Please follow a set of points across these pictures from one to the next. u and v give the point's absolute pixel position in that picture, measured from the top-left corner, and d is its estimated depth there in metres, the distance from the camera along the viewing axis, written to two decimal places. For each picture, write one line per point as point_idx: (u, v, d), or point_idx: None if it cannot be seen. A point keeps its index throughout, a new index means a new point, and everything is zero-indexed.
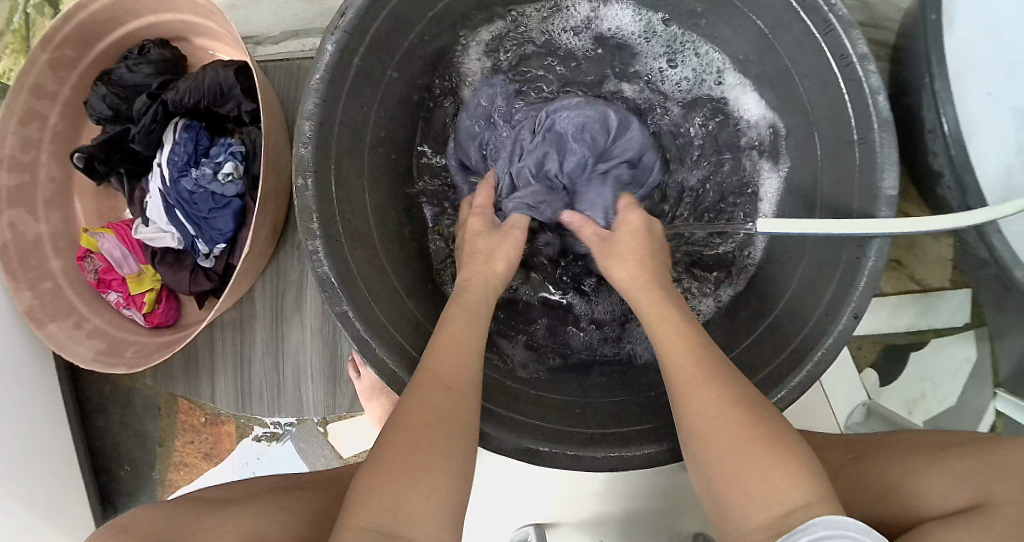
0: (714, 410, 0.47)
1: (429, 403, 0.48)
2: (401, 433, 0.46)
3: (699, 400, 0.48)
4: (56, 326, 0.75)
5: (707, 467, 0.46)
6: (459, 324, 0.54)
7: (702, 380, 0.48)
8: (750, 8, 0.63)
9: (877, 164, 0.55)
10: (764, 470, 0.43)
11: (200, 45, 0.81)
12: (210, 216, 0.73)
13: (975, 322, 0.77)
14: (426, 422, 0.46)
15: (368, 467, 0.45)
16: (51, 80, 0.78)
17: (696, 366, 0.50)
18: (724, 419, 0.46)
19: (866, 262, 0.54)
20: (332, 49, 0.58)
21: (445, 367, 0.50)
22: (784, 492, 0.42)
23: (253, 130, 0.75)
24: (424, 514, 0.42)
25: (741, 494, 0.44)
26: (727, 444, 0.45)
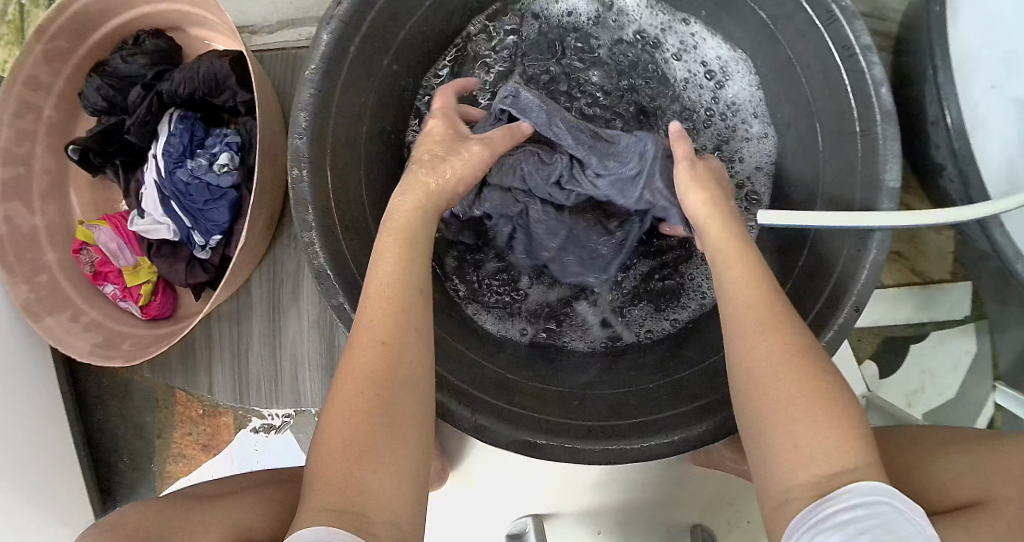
0: (782, 357, 0.44)
1: (372, 377, 0.45)
2: (340, 414, 0.44)
3: (760, 343, 0.45)
4: (53, 319, 0.75)
5: (758, 419, 0.44)
6: (388, 260, 0.49)
7: (771, 325, 0.45)
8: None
9: (879, 155, 0.55)
10: (817, 426, 0.41)
11: (196, 36, 0.81)
12: (205, 208, 0.73)
13: (975, 314, 0.76)
14: (366, 396, 0.44)
15: (320, 452, 0.43)
16: (46, 72, 0.77)
17: (766, 308, 0.46)
18: (783, 368, 0.43)
19: (867, 254, 0.54)
20: (328, 39, 0.57)
21: (386, 329, 0.46)
22: (825, 452, 0.41)
23: (248, 120, 0.74)
24: (378, 490, 0.42)
25: (789, 447, 0.42)
26: (783, 395, 0.43)
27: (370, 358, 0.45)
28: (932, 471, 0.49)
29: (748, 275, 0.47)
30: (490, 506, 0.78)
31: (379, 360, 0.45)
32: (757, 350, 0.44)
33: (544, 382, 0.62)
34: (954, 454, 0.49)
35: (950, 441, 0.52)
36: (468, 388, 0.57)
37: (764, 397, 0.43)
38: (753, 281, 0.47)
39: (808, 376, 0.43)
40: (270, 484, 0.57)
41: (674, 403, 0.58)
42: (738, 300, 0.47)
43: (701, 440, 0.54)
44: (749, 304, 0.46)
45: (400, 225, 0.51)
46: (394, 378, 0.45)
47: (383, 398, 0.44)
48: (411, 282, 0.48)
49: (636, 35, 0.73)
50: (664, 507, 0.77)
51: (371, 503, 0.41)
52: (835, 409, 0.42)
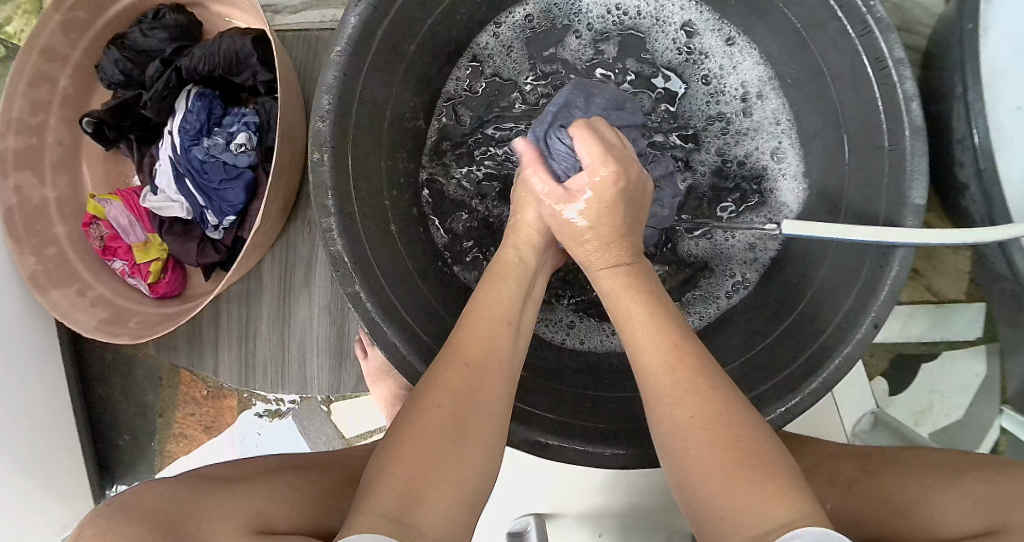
0: (689, 423, 0.45)
1: (457, 387, 0.46)
2: (419, 418, 0.45)
3: (673, 411, 0.46)
4: (59, 294, 0.74)
5: (690, 483, 0.44)
6: (494, 296, 0.54)
7: (689, 386, 0.46)
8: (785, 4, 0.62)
9: (906, 172, 0.54)
10: (743, 489, 0.41)
11: (217, 12, 0.79)
12: (220, 187, 0.72)
13: (988, 336, 0.76)
14: (445, 407, 0.45)
15: (388, 446, 0.44)
16: (63, 42, 0.76)
17: (688, 376, 0.47)
18: (697, 433, 0.45)
19: (889, 271, 0.53)
20: (355, 21, 0.56)
21: (472, 353, 0.49)
22: (748, 502, 0.41)
23: (267, 101, 0.73)
24: (437, 504, 0.41)
25: (716, 515, 0.42)
26: (705, 460, 0.43)
27: (459, 378, 0.47)
28: (945, 496, 0.49)
29: (643, 331, 0.51)
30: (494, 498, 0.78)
31: (466, 374, 0.47)
32: (669, 413, 0.46)
33: (556, 382, 0.62)
34: (972, 482, 0.49)
35: (967, 465, 0.52)
36: None
37: (684, 453, 0.45)
38: (666, 347, 0.49)
39: (729, 437, 0.44)
40: (279, 473, 0.56)
41: None
42: (642, 363, 0.50)
43: None
44: (651, 358, 0.49)
45: (506, 270, 0.56)
46: (478, 399, 0.47)
47: (461, 415, 0.45)
48: (506, 318, 0.52)
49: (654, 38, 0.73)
50: (670, 509, 0.77)
51: (425, 514, 0.40)
52: (756, 455, 0.43)
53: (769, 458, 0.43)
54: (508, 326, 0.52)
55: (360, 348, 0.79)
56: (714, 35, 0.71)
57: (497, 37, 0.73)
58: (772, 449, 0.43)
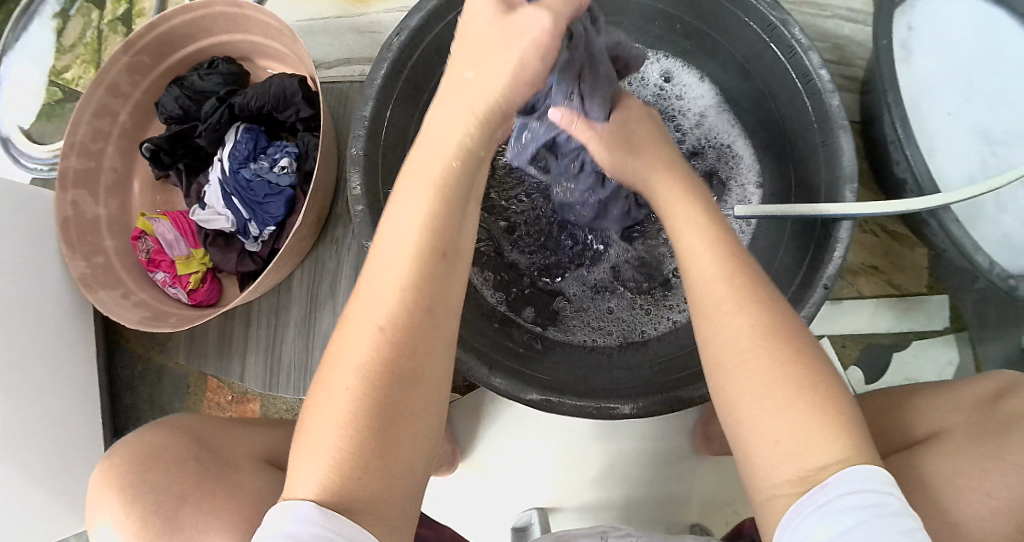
0: (746, 340, 0.48)
1: (359, 360, 0.44)
2: (334, 399, 0.44)
3: (733, 332, 0.48)
4: (105, 294, 0.82)
5: (730, 412, 0.48)
6: (408, 221, 0.45)
7: (734, 307, 0.49)
8: (723, 38, 0.76)
9: (836, 160, 0.65)
10: (801, 426, 0.45)
11: (262, 66, 0.93)
12: (263, 201, 0.82)
13: (955, 326, 0.86)
14: (352, 384, 0.44)
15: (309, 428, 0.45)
16: (127, 82, 0.89)
17: (737, 290, 0.49)
18: (756, 361, 0.47)
19: (835, 243, 0.63)
20: (388, 61, 0.70)
21: (382, 309, 0.45)
22: (764, 424, 0.46)
23: (304, 135, 0.85)
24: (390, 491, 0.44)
25: (769, 442, 0.45)
26: (778, 391, 0.46)
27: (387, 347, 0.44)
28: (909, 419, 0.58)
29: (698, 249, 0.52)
30: (495, 497, 0.83)
31: (375, 341, 0.44)
32: (727, 330, 0.49)
33: (552, 358, 0.70)
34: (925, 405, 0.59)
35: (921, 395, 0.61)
36: (493, 353, 0.66)
37: (738, 394, 0.47)
38: (724, 277, 0.50)
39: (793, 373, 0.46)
40: None
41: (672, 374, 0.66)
42: (697, 282, 0.51)
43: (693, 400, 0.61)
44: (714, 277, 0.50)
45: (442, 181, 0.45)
46: (393, 366, 0.44)
47: (378, 399, 0.44)
48: (425, 238, 0.45)
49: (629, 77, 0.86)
50: (664, 501, 0.82)
51: (380, 501, 0.44)
52: (820, 402, 0.45)
53: (817, 380, 0.46)
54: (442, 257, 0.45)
55: None
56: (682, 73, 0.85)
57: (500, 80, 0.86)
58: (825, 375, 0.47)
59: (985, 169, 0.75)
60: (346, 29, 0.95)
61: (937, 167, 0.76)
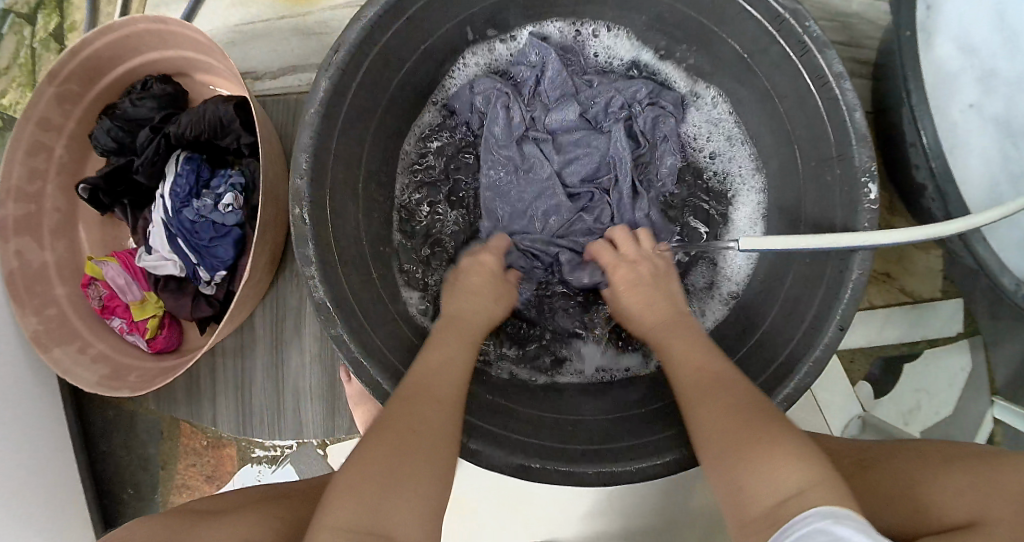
0: (718, 409, 0.52)
1: (408, 413, 0.51)
2: (370, 448, 0.49)
3: (706, 406, 0.52)
4: (62, 351, 0.78)
5: (716, 466, 0.49)
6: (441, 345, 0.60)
7: (707, 384, 0.54)
8: (723, 30, 0.68)
9: (857, 178, 0.59)
10: (768, 459, 0.46)
11: (201, 81, 0.85)
12: (210, 245, 0.75)
13: (968, 331, 0.80)
14: (394, 432, 0.50)
15: (347, 469, 0.48)
16: (58, 113, 0.81)
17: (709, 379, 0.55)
18: (725, 419, 0.51)
19: (849, 274, 0.57)
20: (327, 83, 0.61)
21: (432, 381, 0.55)
22: (770, 481, 0.45)
23: (251, 162, 0.77)
24: (401, 520, 0.46)
25: (740, 482, 0.47)
26: (737, 445, 0.49)
27: (430, 406, 0.52)
28: (936, 488, 0.53)
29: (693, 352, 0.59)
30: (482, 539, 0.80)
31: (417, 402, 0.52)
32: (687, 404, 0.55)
33: (539, 409, 0.66)
34: (955, 471, 0.53)
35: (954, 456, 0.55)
36: (470, 417, 0.61)
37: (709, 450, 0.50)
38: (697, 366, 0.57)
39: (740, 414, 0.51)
40: (261, 502, 0.61)
41: (665, 423, 0.62)
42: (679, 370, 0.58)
43: (685, 462, 0.58)
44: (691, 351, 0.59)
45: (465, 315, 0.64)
46: (429, 417, 0.52)
47: (409, 439, 0.50)
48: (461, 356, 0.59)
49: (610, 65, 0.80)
50: (660, 531, 0.79)
51: (396, 530, 0.45)
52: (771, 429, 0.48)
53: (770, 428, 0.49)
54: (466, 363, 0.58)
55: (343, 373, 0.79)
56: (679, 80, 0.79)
57: (455, 78, 0.78)
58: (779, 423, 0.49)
59: (1006, 162, 0.69)
60: (292, 33, 0.86)
61: (957, 167, 0.71)
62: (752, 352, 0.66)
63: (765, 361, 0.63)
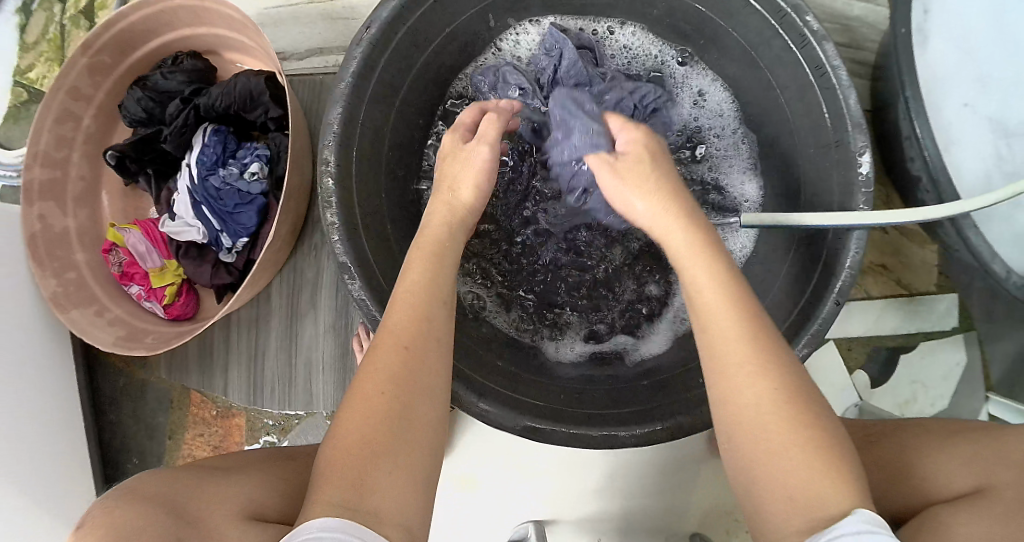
0: (767, 404, 0.45)
1: (379, 373, 0.50)
2: (351, 417, 0.49)
3: (744, 387, 0.45)
4: (78, 313, 0.79)
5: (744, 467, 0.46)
6: (412, 277, 0.55)
7: (758, 367, 0.45)
8: (728, 24, 0.71)
9: (852, 161, 0.62)
10: (812, 474, 0.43)
11: (230, 59, 0.87)
12: (234, 212, 0.77)
13: (963, 325, 0.82)
14: (373, 401, 0.49)
15: (330, 439, 0.49)
16: (88, 83, 0.83)
17: (753, 342, 0.46)
18: (775, 420, 0.44)
19: (847, 253, 0.59)
20: (357, 58, 0.64)
21: (403, 331, 0.52)
22: (811, 494, 0.42)
23: (277, 135, 0.79)
24: (389, 492, 0.47)
25: (784, 500, 0.43)
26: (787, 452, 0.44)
27: (396, 364, 0.50)
28: (939, 459, 0.55)
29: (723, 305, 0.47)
30: (488, 514, 0.81)
31: (400, 362, 0.51)
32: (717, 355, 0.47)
33: (544, 378, 0.68)
34: (961, 441, 0.55)
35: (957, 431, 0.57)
36: (480, 378, 0.63)
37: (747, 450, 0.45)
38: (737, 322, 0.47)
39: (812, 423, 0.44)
40: (271, 461, 0.62)
41: (668, 394, 0.64)
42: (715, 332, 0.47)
43: (693, 427, 0.59)
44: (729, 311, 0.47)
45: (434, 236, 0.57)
46: (414, 381, 0.50)
47: (394, 407, 0.49)
48: (433, 292, 0.54)
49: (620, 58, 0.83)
50: (663, 510, 0.81)
51: (379, 502, 0.46)
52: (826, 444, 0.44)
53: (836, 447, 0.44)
54: (438, 304, 0.54)
55: (357, 342, 0.80)
56: (693, 75, 0.81)
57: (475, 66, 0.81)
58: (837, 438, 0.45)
59: (999, 161, 0.73)
60: (317, 17, 0.88)
61: (953, 164, 0.74)
62: None
63: None
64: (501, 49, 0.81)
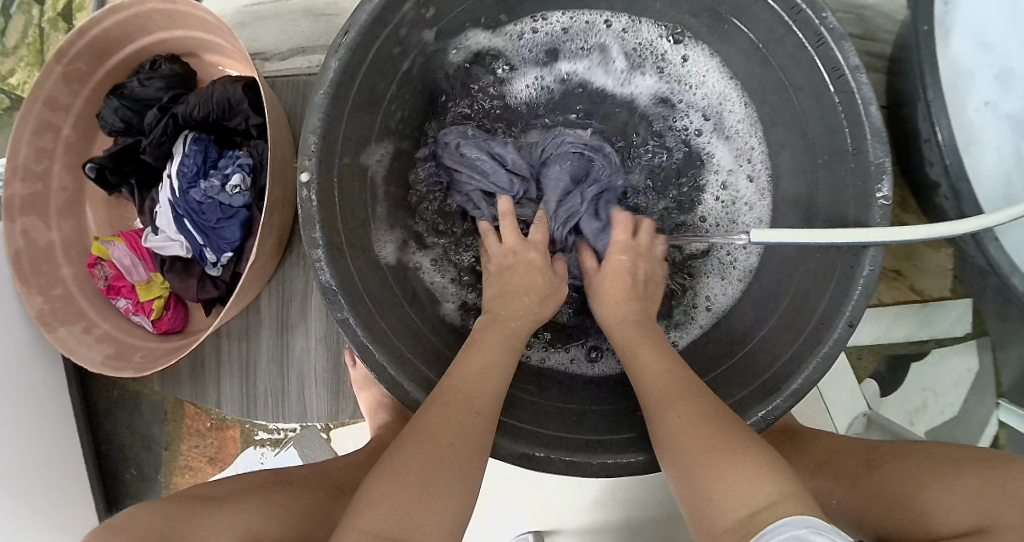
0: (686, 423, 0.51)
1: (446, 420, 0.51)
2: (397, 457, 0.49)
3: (673, 418, 0.52)
4: (66, 331, 0.78)
5: (677, 472, 0.50)
6: (484, 349, 0.58)
7: (677, 393, 0.54)
8: (740, 21, 0.67)
9: (871, 173, 0.59)
10: (725, 470, 0.47)
11: (210, 61, 0.84)
12: (217, 226, 0.75)
13: (976, 331, 0.79)
14: (436, 444, 0.50)
15: (376, 476, 0.49)
16: (66, 93, 0.81)
17: (676, 383, 0.55)
18: (686, 423, 0.51)
19: (861, 270, 0.57)
20: (336, 63, 0.60)
21: (470, 388, 0.54)
22: (751, 495, 0.46)
23: (259, 143, 0.76)
24: (429, 530, 0.46)
25: (707, 494, 0.48)
26: (700, 448, 0.49)
27: (457, 395, 0.53)
28: (941, 491, 0.52)
29: (650, 353, 0.59)
30: (489, 523, 0.80)
31: (452, 412, 0.52)
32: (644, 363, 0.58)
33: (539, 398, 0.66)
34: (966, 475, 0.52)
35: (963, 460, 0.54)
36: None
37: (677, 456, 0.50)
38: (663, 369, 0.57)
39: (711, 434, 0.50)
40: (263, 488, 0.64)
41: None
42: (640, 374, 0.58)
43: None
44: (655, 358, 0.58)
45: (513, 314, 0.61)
46: (475, 436, 0.51)
47: (452, 454, 0.50)
48: (505, 366, 0.57)
49: (622, 52, 0.77)
50: (663, 522, 0.80)
51: (425, 522, 0.46)
52: (747, 457, 0.48)
53: (760, 455, 0.48)
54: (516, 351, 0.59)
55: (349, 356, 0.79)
56: (694, 52, 0.75)
57: (470, 63, 0.76)
58: (755, 444, 0.49)
59: (1021, 160, 0.69)
60: (300, 16, 0.84)
61: (972, 165, 0.70)
62: (761, 346, 0.66)
63: (774, 355, 0.63)
64: (496, 43, 0.76)
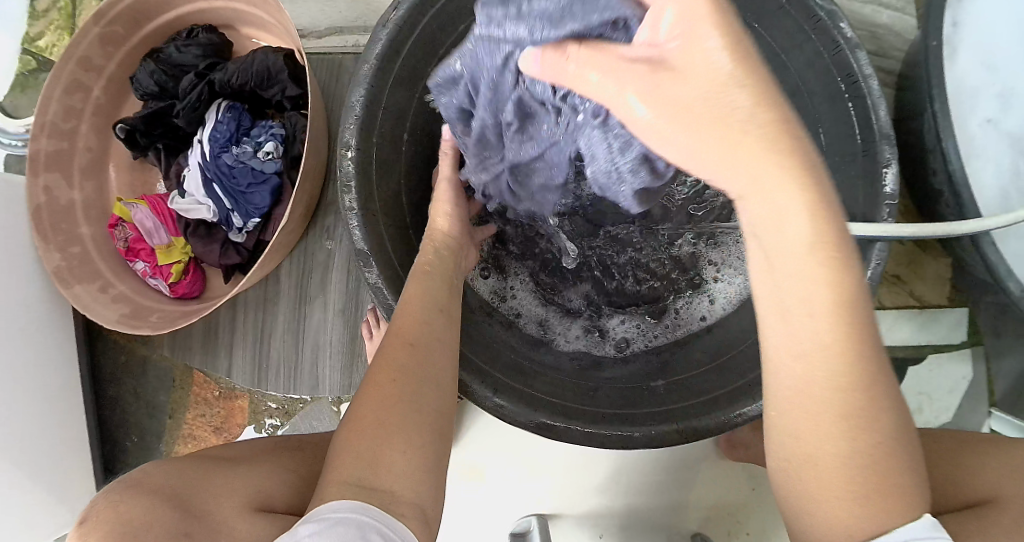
0: (845, 432, 0.39)
1: (390, 366, 0.51)
2: (358, 415, 0.49)
3: (820, 412, 0.40)
4: (82, 289, 0.78)
5: (793, 470, 0.42)
6: (418, 281, 0.57)
7: (847, 395, 0.39)
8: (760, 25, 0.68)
9: (877, 175, 0.63)
10: (859, 495, 0.39)
11: (246, 34, 0.86)
12: (248, 191, 0.76)
13: (973, 339, 0.82)
14: (389, 390, 0.50)
15: (340, 435, 0.49)
16: (99, 54, 0.81)
17: (853, 378, 0.39)
18: (834, 427, 0.40)
19: (868, 263, 0.60)
20: (383, 39, 0.63)
21: (403, 326, 0.53)
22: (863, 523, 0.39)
23: (293, 115, 0.78)
24: (398, 472, 0.47)
25: (832, 517, 0.40)
26: (845, 464, 0.40)
27: (404, 357, 0.51)
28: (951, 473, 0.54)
29: (819, 295, 0.39)
30: (495, 503, 0.81)
31: (407, 352, 0.51)
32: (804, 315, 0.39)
33: (558, 372, 0.68)
34: (970, 459, 0.54)
35: (966, 449, 0.56)
36: (495, 372, 0.63)
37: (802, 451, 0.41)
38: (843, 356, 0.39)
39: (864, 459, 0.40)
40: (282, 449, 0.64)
41: (682, 398, 0.63)
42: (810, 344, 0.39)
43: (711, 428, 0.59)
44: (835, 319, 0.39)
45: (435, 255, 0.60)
46: (421, 374, 0.51)
47: (403, 399, 0.49)
48: (440, 294, 0.56)
49: None
50: (666, 511, 0.81)
51: (393, 489, 0.46)
52: (885, 478, 0.39)
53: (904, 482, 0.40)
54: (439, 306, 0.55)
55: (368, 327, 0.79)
56: None
57: None
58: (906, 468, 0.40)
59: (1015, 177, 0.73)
60: None
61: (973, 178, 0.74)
62: None
63: None
64: None
